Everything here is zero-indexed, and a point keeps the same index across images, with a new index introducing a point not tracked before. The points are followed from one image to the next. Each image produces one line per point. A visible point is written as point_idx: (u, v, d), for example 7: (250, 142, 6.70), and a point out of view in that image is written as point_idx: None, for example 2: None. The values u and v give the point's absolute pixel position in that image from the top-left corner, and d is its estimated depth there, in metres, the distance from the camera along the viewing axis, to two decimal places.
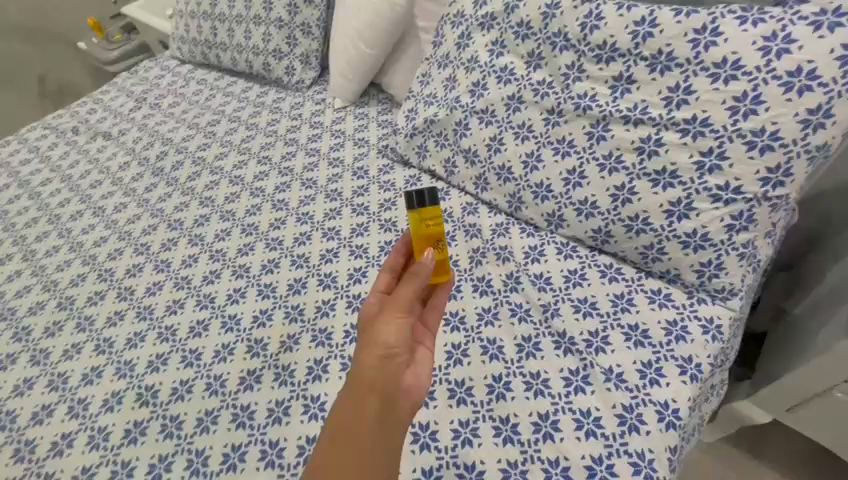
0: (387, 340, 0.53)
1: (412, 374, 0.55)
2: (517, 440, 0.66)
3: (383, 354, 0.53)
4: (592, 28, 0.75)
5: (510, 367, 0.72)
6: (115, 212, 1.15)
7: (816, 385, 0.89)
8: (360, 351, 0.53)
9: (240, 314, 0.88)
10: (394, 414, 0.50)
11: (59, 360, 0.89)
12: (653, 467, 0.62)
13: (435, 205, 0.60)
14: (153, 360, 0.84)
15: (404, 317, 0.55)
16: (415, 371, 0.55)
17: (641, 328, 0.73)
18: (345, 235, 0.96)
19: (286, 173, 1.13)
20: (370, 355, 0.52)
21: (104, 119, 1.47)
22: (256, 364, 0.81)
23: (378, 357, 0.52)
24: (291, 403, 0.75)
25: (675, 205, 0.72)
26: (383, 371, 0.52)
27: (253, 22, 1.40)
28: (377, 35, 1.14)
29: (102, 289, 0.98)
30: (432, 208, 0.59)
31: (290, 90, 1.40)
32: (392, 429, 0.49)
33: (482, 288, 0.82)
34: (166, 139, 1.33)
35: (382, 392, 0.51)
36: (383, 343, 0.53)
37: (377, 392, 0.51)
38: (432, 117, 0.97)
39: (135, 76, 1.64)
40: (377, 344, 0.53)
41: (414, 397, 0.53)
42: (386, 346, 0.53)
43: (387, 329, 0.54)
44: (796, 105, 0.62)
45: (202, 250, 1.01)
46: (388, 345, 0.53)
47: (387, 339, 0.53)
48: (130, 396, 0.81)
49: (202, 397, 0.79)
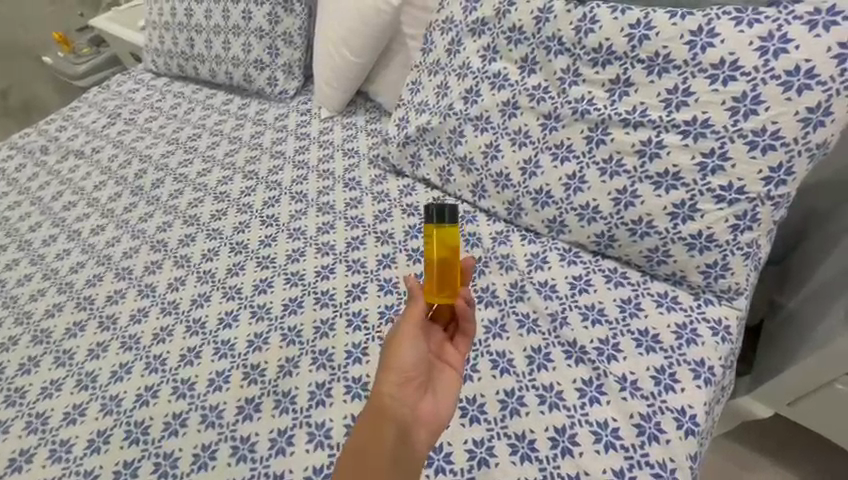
0: (401, 365, 0.55)
1: (430, 401, 0.55)
2: (535, 457, 0.64)
3: (398, 379, 0.54)
4: (587, 32, 0.75)
5: (522, 380, 0.70)
6: (92, 235, 1.09)
7: (820, 377, 0.90)
8: (380, 373, 0.55)
9: (234, 339, 0.83)
10: (410, 441, 0.52)
11: (37, 399, 0.82)
12: (675, 476, 0.62)
13: (452, 223, 0.61)
14: (141, 393, 0.79)
15: (420, 340, 0.57)
16: (434, 396, 0.56)
17: (651, 333, 0.71)
18: (340, 249, 0.93)
19: (274, 187, 1.09)
20: (385, 381, 0.54)
21: (75, 137, 1.40)
22: (255, 391, 0.76)
23: (393, 383, 0.54)
24: (294, 432, 0.71)
25: (679, 208, 0.71)
26: (399, 397, 0.54)
27: (232, 32, 1.35)
28: (362, 42, 1.11)
29: (81, 319, 0.92)
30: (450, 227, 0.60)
31: (273, 100, 1.36)
32: (404, 456, 0.51)
33: (486, 299, 0.80)
34: (144, 157, 1.27)
35: (397, 419, 0.52)
36: (398, 368, 0.55)
37: (392, 418, 0.52)
38: (426, 125, 0.95)
39: (108, 91, 1.57)
40: (392, 370, 0.55)
41: (432, 422, 0.54)
42: (400, 371, 0.54)
43: (401, 354, 0.55)
44: (796, 104, 0.63)
45: (189, 271, 0.96)
46: (402, 370, 0.55)
47: (401, 365, 0.55)
48: (118, 434, 0.75)
49: (198, 430, 0.74)
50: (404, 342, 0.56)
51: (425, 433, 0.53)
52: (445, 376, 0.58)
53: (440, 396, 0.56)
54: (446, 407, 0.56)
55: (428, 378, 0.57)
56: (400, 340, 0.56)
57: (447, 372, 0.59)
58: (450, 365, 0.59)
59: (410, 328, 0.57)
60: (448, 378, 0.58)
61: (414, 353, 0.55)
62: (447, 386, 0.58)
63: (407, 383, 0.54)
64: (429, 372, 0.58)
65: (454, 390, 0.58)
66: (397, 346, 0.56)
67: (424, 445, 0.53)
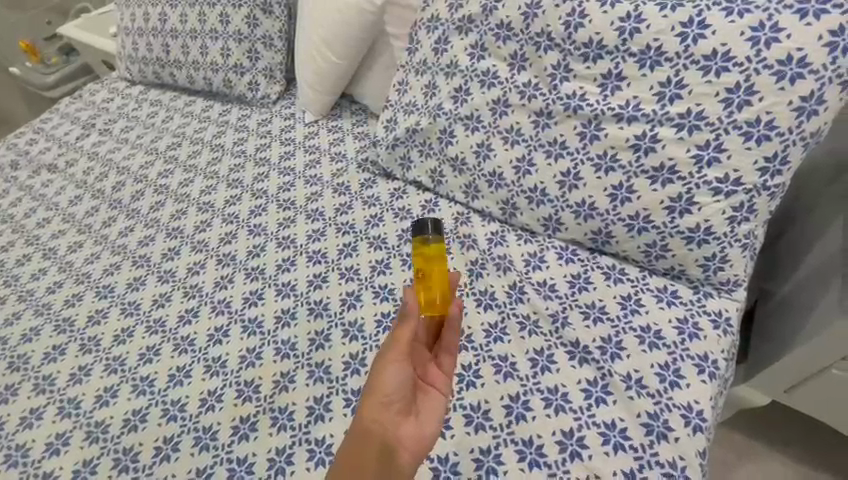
0: (385, 385, 0.50)
1: (412, 424, 0.51)
2: (544, 463, 0.62)
3: (381, 400, 0.50)
4: (576, 27, 0.73)
5: (526, 384, 0.69)
6: (69, 253, 1.04)
7: (816, 363, 0.90)
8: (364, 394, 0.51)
9: (225, 355, 0.80)
10: (392, 467, 0.47)
11: (16, 430, 0.78)
12: (686, 475, 0.60)
13: (438, 239, 0.63)
14: (129, 418, 0.75)
15: (406, 360, 0.52)
16: (418, 420, 0.51)
17: (654, 329, 0.71)
18: (332, 257, 0.90)
19: (261, 195, 1.06)
20: (368, 400, 0.50)
21: (48, 150, 1.34)
22: (249, 409, 0.73)
23: (375, 404, 0.50)
24: (294, 450, 0.68)
25: (676, 201, 0.70)
26: (380, 418, 0.50)
27: (209, 36, 1.31)
28: (347, 44, 1.09)
29: (61, 342, 0.87)
30: (437, 243, 0.62)
31: (254, 105, 1.32)
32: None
33: (485, 302, 0.78)
34: (121, 168, 1.22)
35: (379, 441, 0.49)
36: (380, 388, 0.51)
37: (375, 440, 0.49)
38: (415, 126, 0.93)
39: (80, 101, 1.51)
40: (376, 390, 0.51)
41: (416, 448, 0.49)
42: (383, 393, 0.50)
43: (384, 374, 0.51)
44: (789, 93, 0.63)
45: (175, 287, 0.92)
46: (385, 391, 0.50)
47: (383, 386, 0.51)
48: (106, 463, 0.71)
49: (191, 454, 0.70)
50: (389, 360, 0.52)
51: (408, 460, 0.48)
52: (431, 398, 0.54)
53: (425, 419, 0.51)
54: (430, 432, 0.51)
55: (412, 400, 0.52)
56: (383, 360, 0.52)
57: (433, 395, 0.54)
58: (437, 388, 0.54)
59: (396, 346, 0.53)
60: (434, 400, 0.53)
61: (399, 373, 0.51)
62: (433, 410, 0.52)
63: (390, 404, 0.50)
64: (414, 393, 0.53)
65: (442, 415, 0.53)
66: (381, 366, 0.52)
67: (406, 472, 0.48)
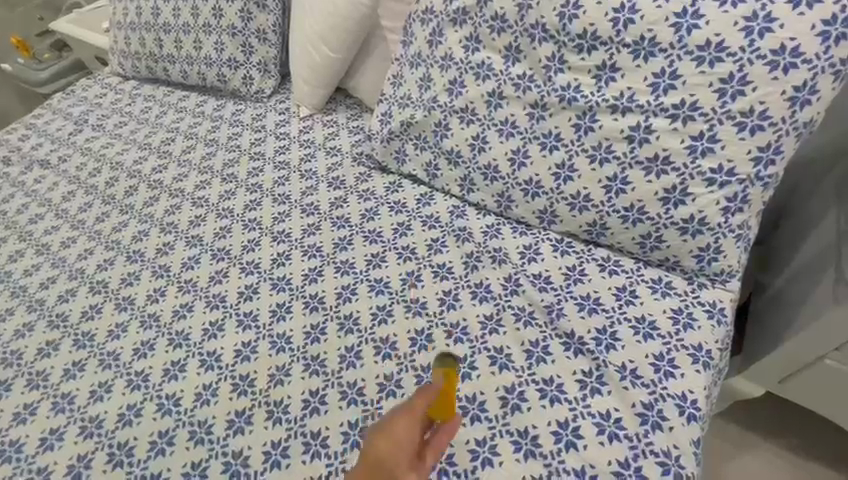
0: (395, 430, 0.51)
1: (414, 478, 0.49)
2: (539, 453, 0.63)
3: (390, 442, 0.50)
4: (571, 18, 0.73)
5: (521, 375, 0.69)
6: (62, 248, 1.03)
7: (809, 354, 0.91)
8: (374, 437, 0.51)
9: (220, 349, 0.79)
10: None
11: (9, 426, 0.77)
12: (681, 464, 0.61)
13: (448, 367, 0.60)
14: (123, 412, 0.75)
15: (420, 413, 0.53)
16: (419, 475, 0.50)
17: (648, 320, 0.71)
18: (327, 251, 0.90)
19: (255, 190, 1.05)
20: (376, 441, 0.51)
21: (40, 145, 1.33)
22: (245, 403, 0.73)
23: (381, 452, 0.50)
24: (289, 443, 0.68)
25: (670, 192, 0.70)
26: (386, 458, 0.49)
27: (202, 30, 1.30)
28: (342, 37, 1.08)
29: (55, 338, 0.87)
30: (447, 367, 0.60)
31: (249, 100, 1.31)
32: None
33: (481, 294, 0.78)
34: (115, 164, 1.21)
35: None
36: (388, 433, 0.51)
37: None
38: (409, 119, 0.92)
39: (73, 96, 1.50)
40: (387, 433, 0.51)
41: None
42: (390, 437, 0.50)
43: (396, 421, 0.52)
44: (783, 82, 0.63)
45: (170, 282, 0.91)
46: (394, 435, 0.51)
47: (392, 432, 0.51)
48: (101, 458, 0.71)
49: (186, 448, 0.70)
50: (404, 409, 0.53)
51: None
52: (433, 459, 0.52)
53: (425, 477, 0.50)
54: None
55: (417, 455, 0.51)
56: (398, 410, 0.53)
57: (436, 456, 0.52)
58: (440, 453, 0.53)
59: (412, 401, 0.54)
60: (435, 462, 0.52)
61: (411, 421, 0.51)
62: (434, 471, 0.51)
63: (397, 453, 0.50)
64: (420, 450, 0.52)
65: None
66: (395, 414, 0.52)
67: None
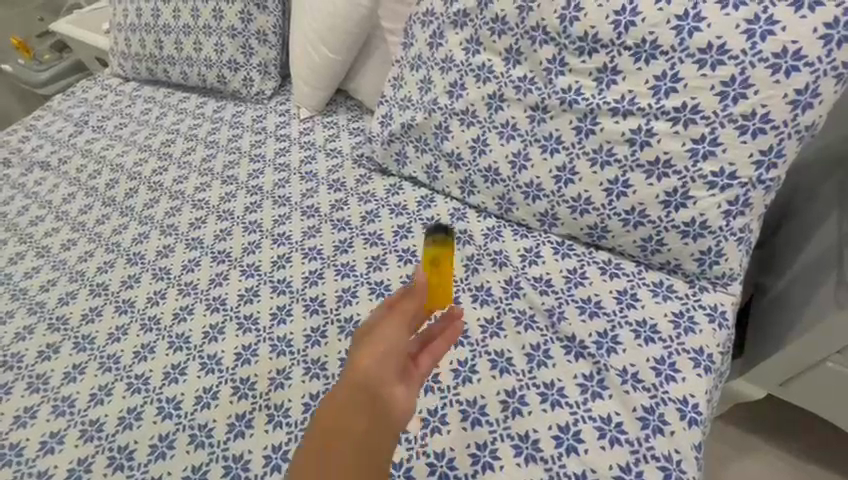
0: (381, 344, 0.49)
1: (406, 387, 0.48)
2: (539, 458, 0.62)
3: (376, 356, 0.48)
4: (572, 20, 0.73)
5: (522, 379, 0.69)
6: (62, 251, 1.03)
7: (810, 357, 0.90)
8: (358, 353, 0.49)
9: (221, 352, 0.79)
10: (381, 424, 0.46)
11: (10, 429, 0.77)
12: (682, 468, 0.60)
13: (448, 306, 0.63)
14: (123, 416, 0.75)
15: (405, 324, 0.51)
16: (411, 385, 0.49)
17: (649, 323, 0.71)
18: (328, 254, 0.89)
19: (256, 192, 1.05)
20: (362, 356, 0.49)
21: (40, 147, 1.33)
22: (245, 407, 0.73)
23: (368, 361, 0.48)
24: (289, 447, 0.68)
25: (672, 196, 0.70)
26: (374, 372, 0.47)
27: (203, 32, 1.29)
28: (341, 39, 1.08)
29: (55, 340, 0.87)
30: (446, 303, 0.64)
31: (249, 102, 1.31)
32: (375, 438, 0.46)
33: (482, 297, 0.78)
34: (115, 166, 1.21)
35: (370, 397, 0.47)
36: (374, 347, 0.49)
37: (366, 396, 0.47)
38: (410, 122, 0.92)
39: (73, 98, 1.50)
40: (372, 349, 0.49)
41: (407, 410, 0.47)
42: (377, 351, 0.48)
43: (381, 334, 0.50)
44: (785, 86, 0.62)
45: (170, 284, 0.91)
46: (381, 348, 0.49)
47: (379, 345, 0.49)
48: (101, 461, 0.71)
49: (186, 452, 0.70)
50: (388, 322, 0.51)
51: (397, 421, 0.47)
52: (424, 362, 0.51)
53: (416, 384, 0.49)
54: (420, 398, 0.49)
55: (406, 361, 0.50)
56: (380, 322, 0.51)
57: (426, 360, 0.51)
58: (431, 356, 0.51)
59: (398, 310, 0.52)
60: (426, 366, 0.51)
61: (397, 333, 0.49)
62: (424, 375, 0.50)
63: (385, 360, 0.48)
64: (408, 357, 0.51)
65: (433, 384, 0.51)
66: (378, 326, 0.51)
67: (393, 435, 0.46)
